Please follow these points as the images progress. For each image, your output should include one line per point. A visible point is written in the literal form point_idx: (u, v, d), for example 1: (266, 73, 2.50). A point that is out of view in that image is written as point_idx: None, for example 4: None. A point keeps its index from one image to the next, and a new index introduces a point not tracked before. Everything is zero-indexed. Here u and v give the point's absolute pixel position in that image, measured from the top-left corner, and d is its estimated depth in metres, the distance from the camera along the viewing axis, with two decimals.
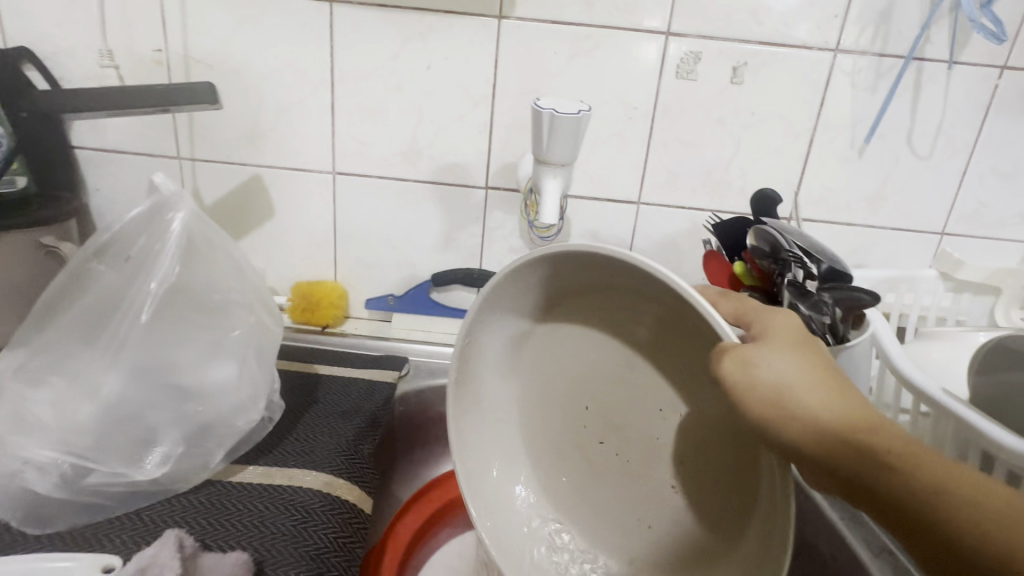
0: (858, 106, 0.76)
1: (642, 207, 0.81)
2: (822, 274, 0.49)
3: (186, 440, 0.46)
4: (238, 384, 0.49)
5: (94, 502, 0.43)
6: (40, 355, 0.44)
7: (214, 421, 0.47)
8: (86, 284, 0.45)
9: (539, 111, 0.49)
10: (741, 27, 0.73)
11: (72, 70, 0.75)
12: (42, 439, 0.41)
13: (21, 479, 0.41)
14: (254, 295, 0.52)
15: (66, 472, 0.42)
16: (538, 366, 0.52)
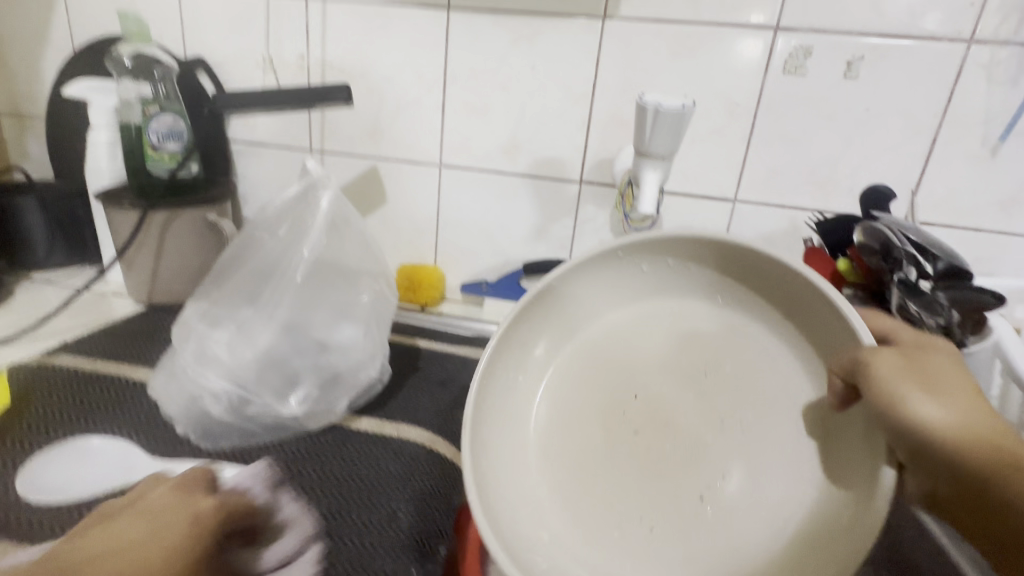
0: (995, 100, 0.70)
1: (738, 205, 0.81)
2: (938, 274, 0.46)
3: (321, 386, 0.54)
4: (364, 343, 0.56)
5: (251, 431, 0.52)
6: (220, 306, 0.55)
7: (343, 371, 0.55)
8: (253, 253, 0.56)
9: (643, 106, 0.51)
10: (859, 20, 0.70)
11: (234, 75, 0.88)
12: (216, 372, 0.50)
13: (203, 403, 0.51)
14: (378, 267, 0.58)
15: (232, 402, 0.51)
16: (604, 347, 0.54)
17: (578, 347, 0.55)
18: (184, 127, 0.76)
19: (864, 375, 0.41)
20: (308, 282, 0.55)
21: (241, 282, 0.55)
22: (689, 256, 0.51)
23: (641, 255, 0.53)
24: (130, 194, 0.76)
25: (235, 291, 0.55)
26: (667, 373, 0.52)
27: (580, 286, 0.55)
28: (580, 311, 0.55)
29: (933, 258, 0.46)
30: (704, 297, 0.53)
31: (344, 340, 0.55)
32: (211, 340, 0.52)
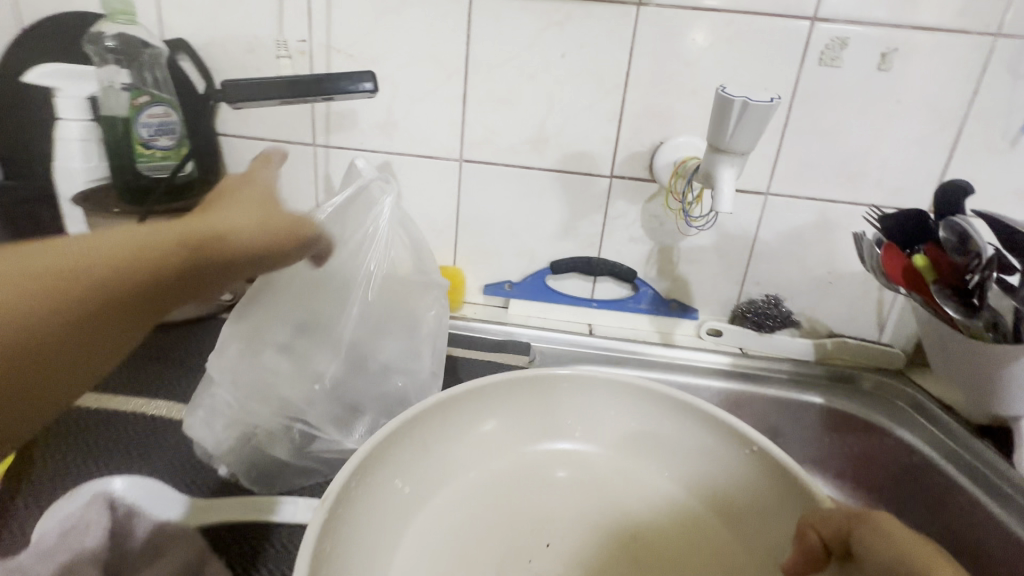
0: (1018, 93, 0.72)
1: (770, 198, 0.80)
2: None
3: (381, 407, 0.52)
4: (426, 364, 0.54)
5: (306, 460, 0.50)
6: (262, 330, 0.48)
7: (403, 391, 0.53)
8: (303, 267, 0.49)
9: (730, 99, 0.48)
10: (895, 12, 0.70)
11: (222, 60, 0.79)
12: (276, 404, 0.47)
13: (257, 435, 0.48)
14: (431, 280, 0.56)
15: (293, 432, 0.48)
16: (581, 462, 0.58)
17: (553, 462, 0.58)
18: (176, 121, 0.69)
19: (860, 527, 0.40)
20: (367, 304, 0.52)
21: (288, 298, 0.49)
22: (673, 401, 0.57)
23: (637, 394, 0.59)
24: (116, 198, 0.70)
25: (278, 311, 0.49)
26: (585, 499, 0.55)
27: (566, 394, 0.60)
28: (577, 418, 0.60)
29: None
30: (681, 447, 0.57)
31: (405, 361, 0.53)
32: (260, 369, 0.47)
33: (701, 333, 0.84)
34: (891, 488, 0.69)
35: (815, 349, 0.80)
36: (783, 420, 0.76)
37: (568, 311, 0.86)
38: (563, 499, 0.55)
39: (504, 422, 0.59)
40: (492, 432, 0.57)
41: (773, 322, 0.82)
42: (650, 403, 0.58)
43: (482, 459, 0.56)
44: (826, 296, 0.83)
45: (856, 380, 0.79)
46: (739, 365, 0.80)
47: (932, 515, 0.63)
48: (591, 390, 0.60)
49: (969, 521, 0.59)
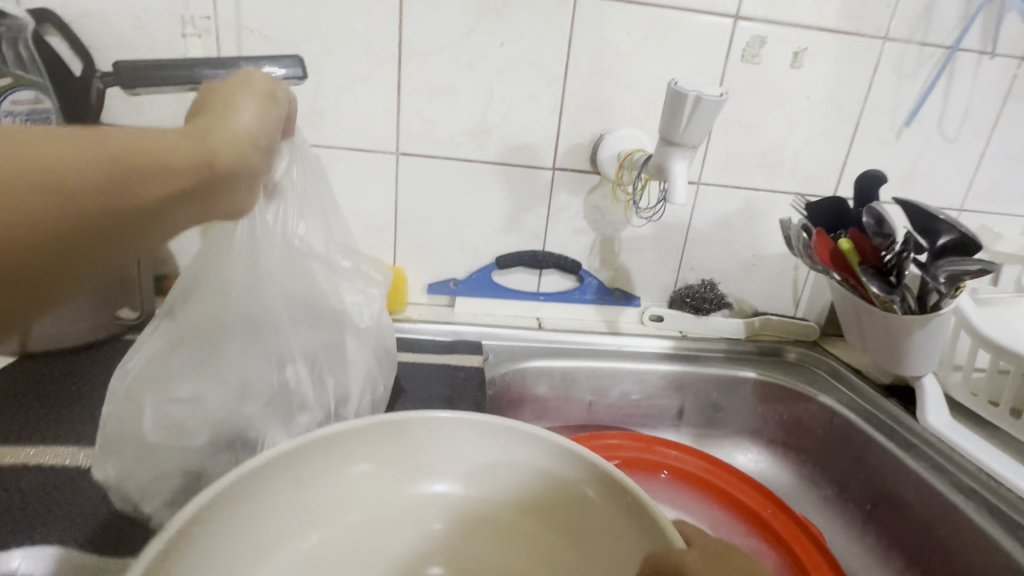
0: (902, 90, 0.82)
1: (702, 187, 0.84)
2: (939, 247, 0.55)
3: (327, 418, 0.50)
4: (366, 370, 0.53)
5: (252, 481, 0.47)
6: (179, 352, 0.44)
7: (348, 404, 0.52)
8: (229, 273, 0.45)
9: (683, 93, 0.50)
10: (804, 13, 0.76)
11: (105, 37, 0.67)
12: (212, 423, 0.44)
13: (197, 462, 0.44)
14: (366, 282, 0.55)
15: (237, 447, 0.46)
16: (461, 512, 0.46)
17: (428, 513, 0.46)
18: (50, 108, 0.62)
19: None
20: (295, 307, 0.48)
21: (206, 304, 0.44)
22: (525, 446, 0.45)
23: (486, 437, 0.46)
24: None
25: (202, 322, 0.44)
26: None
27: (400, 444, 0.46)
28: (417, 469, 0.46)
29: (933, 236, 0.55)
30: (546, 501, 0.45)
31: (347, 369, 0.52)
32: (185, 389, 0.43)
33: (644, 319, 0.87)
34: (821, 451, 0.76)
35: (745, 327, 0.86)
36: (722, 396, 0.81)
37: (517, 307, 0.84)
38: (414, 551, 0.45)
39: (378, 464, 0.45)
40: (361, 479, 0.45)
41: (708, 306, 0.86)
42: (507, 449, 0.45)
43: (348, 511, 0.44)
44: (750, 278, 0.90)
45: (782, 353, 0.86)
46: (679, 348, 0.84)
47: (856, 468, 0.71)
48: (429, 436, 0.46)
49: (887, 469, 0.66)
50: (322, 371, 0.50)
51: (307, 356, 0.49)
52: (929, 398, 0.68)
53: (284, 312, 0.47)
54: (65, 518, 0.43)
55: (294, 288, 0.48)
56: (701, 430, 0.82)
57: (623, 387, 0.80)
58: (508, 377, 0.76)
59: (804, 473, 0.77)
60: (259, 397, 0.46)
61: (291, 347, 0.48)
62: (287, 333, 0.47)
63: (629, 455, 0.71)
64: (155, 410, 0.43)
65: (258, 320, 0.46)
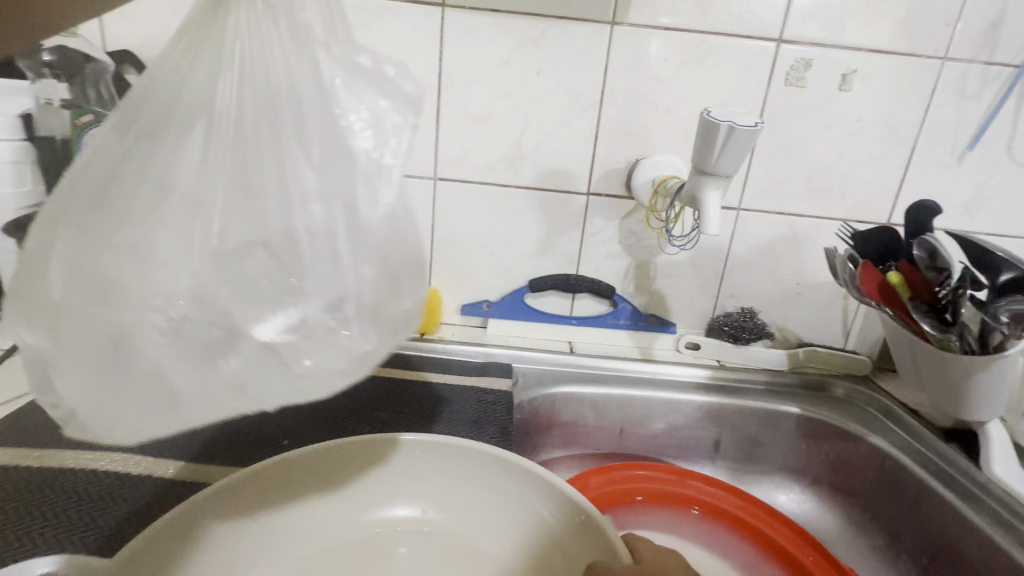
0: (964, 112, 0.77)
1: (742, 212, 0.82)
2: (1000, 285, 0.52)
3: (330, 311, 0.31)
4: (389, 255, 0.33)
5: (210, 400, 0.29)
6: (113, 197, 0.30)
7: (360, 296, 0.32)
8: (200, 77, 0.31)
9: (716, 123, 0.49)
10: (853, 34, 0.73)
11: None
12: (152, 288, 0.29)
13: (138, 357, 0.28)
14: (383, 96, 0.34)
15: (196, 334, 0.29)
16: (424, 533, 0.49)
17: (394, 537, 0.48)
18: None
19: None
20: (277, 128, 0.32)
21: (167, 126, 0.31)
22: (478, 462, 0.49)
23: (442, 457, 0.50)
24: None
25: (154, 165, 0.31)
26: None
27: (363, 463, 0.50)
28: (382, 491, 0.50)
29: (993, 272, 0.52)
30: (504, 514, 0.49)
31: (359, 237, 0.32)
32: (123, 230, 0.29)
33: (680, 347, 0.84)
34: (867, 495, 0.71)
35: (788, 358, 0.82)
36: (762, 430, 0.77)
37: (548, 330, 0.84)
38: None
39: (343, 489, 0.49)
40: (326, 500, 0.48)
41: (748, 335, 0.83)
42: (461, 465, 0.50)
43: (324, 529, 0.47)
44: (795, 307, 0.86)
45: (829, 388, 0.81)
46: (717, 377, 0.81)
47: (906, 516, 0.66)
48: (390, 457, 0.50)
49: (942, 521, 0.61)
50: (313, 236, 0.31)
51: (297, 206, 0.31)
52: (995, 446, 0.62)
53: (268, 140, 0.32)
54: (101, 522, 0.47)
55: (276, 108, 0.32)
56: (738, 466, 0.79)
57: (655, 417, 0.78)
58: (537, 402, 0.76)
59: (852, 517, 0.72)
60: (224, 250, 0.30)
61: (274, 184, 0.31)
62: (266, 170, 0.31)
63: (632, 486, 0.68)
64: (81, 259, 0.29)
65: (232, 146, 0.31)
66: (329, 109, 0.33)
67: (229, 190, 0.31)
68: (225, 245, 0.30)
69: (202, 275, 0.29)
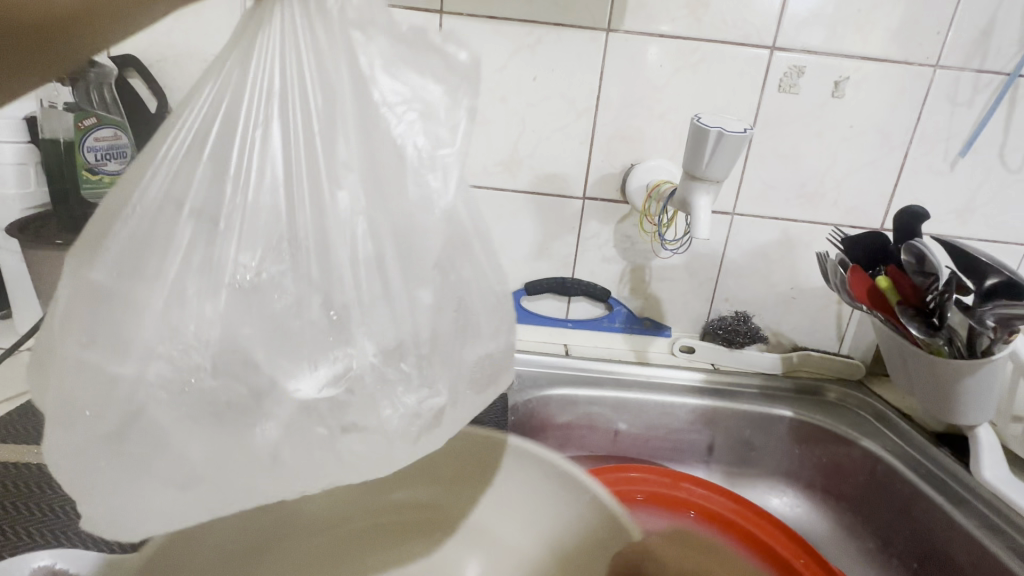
0: (956, 119, 0.78)
1: (736, 217, 0.82)
2: (986, 289, 0.52)
3: (383, 357, 0.31)
4: (448, 275, 0.34)
5: (235, 487, 0.29)
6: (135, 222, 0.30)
7: (416, 338, 0.32)
8: (229, 119, 0.31)
9: (705, 129, 0.50)
10: (846, 42, 0.74)
11: (176, 78, 0.73)
12: (181, 349, 0.28)
13: (154, 429, 0.28)
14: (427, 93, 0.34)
15: (226, 405, 0.29)
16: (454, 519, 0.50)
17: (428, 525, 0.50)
18: (127, 142, 0.69)
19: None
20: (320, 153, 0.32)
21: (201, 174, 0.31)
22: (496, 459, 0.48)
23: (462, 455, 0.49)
24: (58, 225, 0.66)
25: (183, 192, 0.30)
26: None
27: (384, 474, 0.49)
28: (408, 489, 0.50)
29: (979, 279, 0.53)
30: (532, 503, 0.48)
31: (414, 256, 0.33)
32: (148, 289, 0.29)
33: (674, 350, 0.84)
34: (861, 500, 0.71)
35: (782, 361, 0.82)
36: (755, 434, 0.78)
37: (543, 333, 0.85)
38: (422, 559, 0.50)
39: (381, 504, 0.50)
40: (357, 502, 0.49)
41: (743, 339, 0.83)
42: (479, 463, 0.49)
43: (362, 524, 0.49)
44: (789, 311, 0.87)
45: (823, 392, 0.81)
46: (712, 381, 0.81)
47: (899, 521, 0.66)
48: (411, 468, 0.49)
49: (933, 525, 0.62)
50: (365, 264, 0.32)
51: (351, 239, 0.32)
52: (984, 450, 0.62)
53: (321, 159, 0.32)
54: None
55: (322, 123, 0.32)
56: (732, 469, 0.79)
57: (649, 420, 0.79)
58: (532, 403, 0.77)
59: (845, 522, 0.72)
60: (260, 302, 0.30)
61: (324, 217, 0.32)
62: (312, 203, 0.32)
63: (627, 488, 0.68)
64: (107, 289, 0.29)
65: (270, 188, 0.31)
66: (378, 109, 0.33)
67: (270, 240, 0.31)
68: (258, 293, 0.30)
69: (237, 334, 0.29)
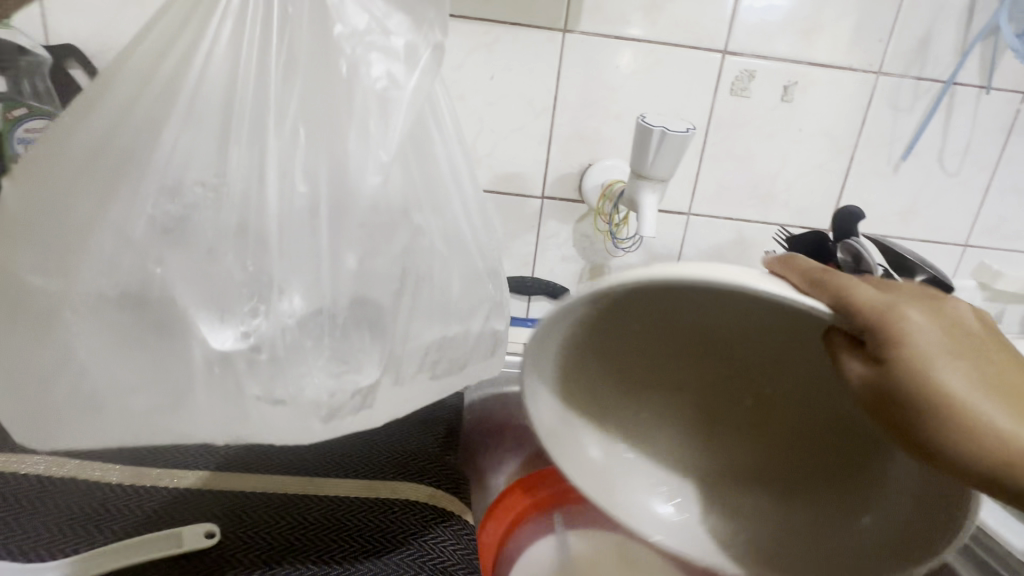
0: (897, 123, 0.81)
1: (692, 218, 0.84)
2: None
3: (302, 320, 0.33)
4: (380, 240, 0.36)
5: (137, 416, 0.30)
6: (72, 149, 0.32)
7: (336, 304, 0.34)
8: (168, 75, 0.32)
9: (648, 129, 0.51)
10: (793, 48, 0.77)
11: None
12: (107, 273, 0.30)
13: (65, 347, 0.29)
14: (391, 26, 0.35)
15: (141, 331, 0.30)
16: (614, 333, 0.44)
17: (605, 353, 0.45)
18: None
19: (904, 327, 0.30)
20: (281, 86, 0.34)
21: (135, 105, 0.32)
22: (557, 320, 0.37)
23: (550, 340, 0.40)
24: None
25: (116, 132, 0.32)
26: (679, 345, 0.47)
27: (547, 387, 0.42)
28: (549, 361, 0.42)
29: (910, 275, 0.55)
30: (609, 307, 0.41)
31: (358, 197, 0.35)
32: (80, 215, 0.31)
33: None
34: None
35: None
36: None
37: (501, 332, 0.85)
38: (653, 374, 0.48)
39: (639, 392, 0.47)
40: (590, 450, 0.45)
41: None
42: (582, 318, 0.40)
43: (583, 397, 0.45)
44: None
45: None
46: None
47: None
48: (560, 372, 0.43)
49: None
50: (300, 206, 0.34)
51: (290, 187, 0.34)
52: None
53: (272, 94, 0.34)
54: (38, 528, 0.40)
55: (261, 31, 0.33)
56: None
57: None
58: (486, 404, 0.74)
59: None
60: (185, 241, 0.31)
61: (260, 160, 0.33)
62: (251, 142, 0.33)
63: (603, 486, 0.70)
64: (37, 204, 0.31)
65: (212, 139, 0.33)
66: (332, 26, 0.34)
67: (223, 179, 0.33)
68: (178, 230, 0.31)
69: (152, 267, 0.30)
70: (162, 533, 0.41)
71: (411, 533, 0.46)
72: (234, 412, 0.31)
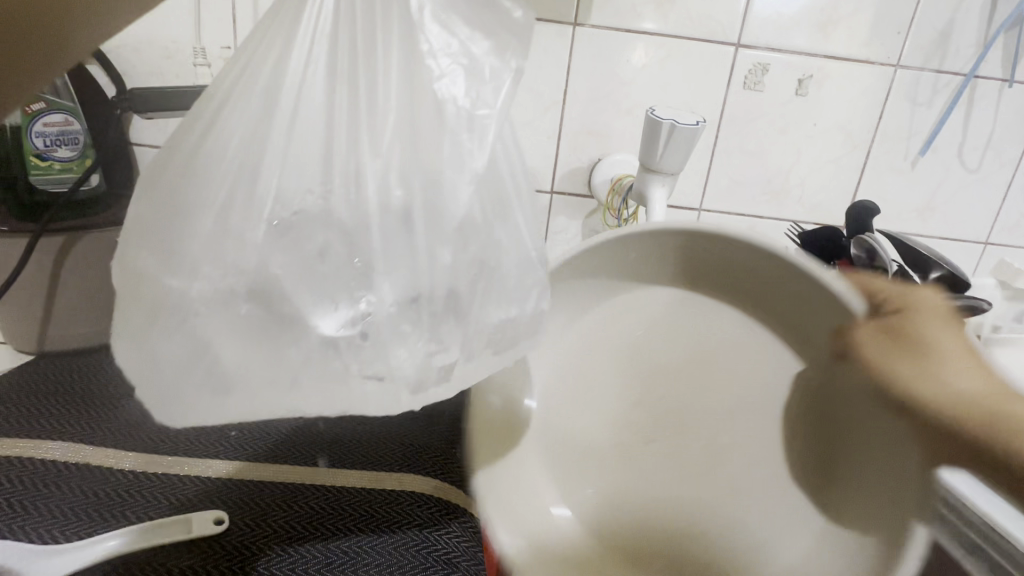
0: (915, 118, 0.79)
1: (703, 214, 0.83)
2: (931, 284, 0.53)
3: (402, 306, 0.32)
4: (467, 237, 0.34)
5: (263, 395, 0.30)
6: (190, 163, 0.32)
7: (433, 289, 0.33)
8: (255, 85, 0.33)
9: (658, 121, 0.50)
10: (809, 40, 0.75)
11: (136, 66, 0.72)
12: (220, 276, 0.30)
13: (192, 341, 0.29)
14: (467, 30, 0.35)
15: (267, 324, 0.30)
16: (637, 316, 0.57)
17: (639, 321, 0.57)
18: (79, 129, 0.65)
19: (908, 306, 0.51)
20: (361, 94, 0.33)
21: (238, 121, 0.32)
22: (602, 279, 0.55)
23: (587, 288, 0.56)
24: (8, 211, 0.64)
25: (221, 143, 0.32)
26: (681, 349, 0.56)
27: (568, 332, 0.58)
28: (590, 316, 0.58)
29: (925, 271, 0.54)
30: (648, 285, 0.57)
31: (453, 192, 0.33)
32: (191, 219, 0.31)
33: None
34: None
35: None
36: None
37: None
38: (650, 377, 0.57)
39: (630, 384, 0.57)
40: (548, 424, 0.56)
41: None
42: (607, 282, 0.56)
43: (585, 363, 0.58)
44: None
45: None
46: None
47: None
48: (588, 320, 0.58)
49: None
50: (396, 206, 0.33)
51: (382, 187, 0.33)
52: None
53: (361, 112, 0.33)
54: (57, 512, 0.42)
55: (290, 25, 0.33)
56: None
57: None
58: None
59: None
60: (293, 242, 0.31)
61: (353, 175, 0.32)
62: (341, 161, 0.33)
63: None
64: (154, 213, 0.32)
65: (298, 150, 0.32)
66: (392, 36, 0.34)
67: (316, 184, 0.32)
68: (291, 230, 0.31)
69: (271, 269, 0.30)
70: (175, 518, 0.42)
71: (422, 525, 0.45)
72: (335, 404, 0.31)
